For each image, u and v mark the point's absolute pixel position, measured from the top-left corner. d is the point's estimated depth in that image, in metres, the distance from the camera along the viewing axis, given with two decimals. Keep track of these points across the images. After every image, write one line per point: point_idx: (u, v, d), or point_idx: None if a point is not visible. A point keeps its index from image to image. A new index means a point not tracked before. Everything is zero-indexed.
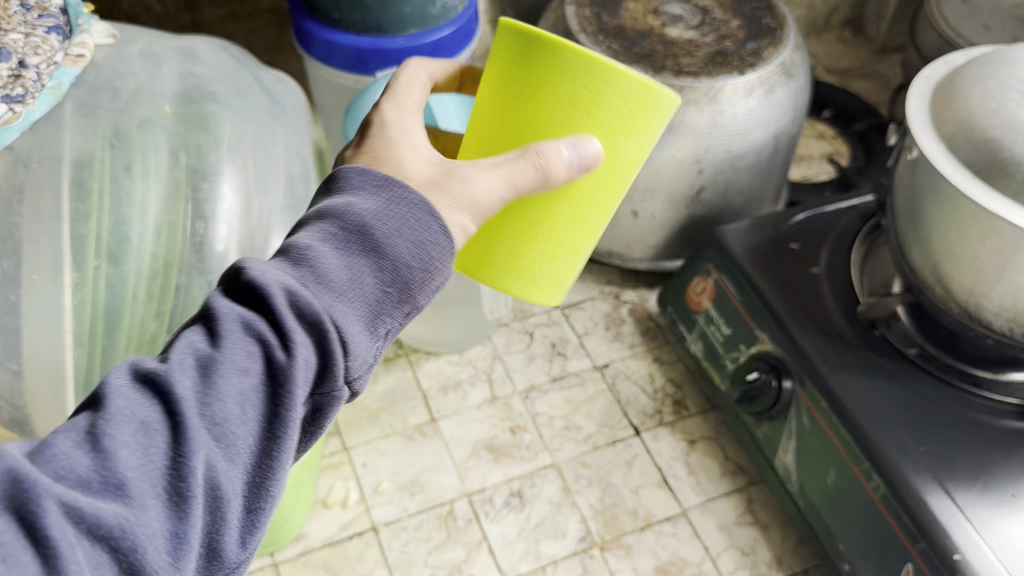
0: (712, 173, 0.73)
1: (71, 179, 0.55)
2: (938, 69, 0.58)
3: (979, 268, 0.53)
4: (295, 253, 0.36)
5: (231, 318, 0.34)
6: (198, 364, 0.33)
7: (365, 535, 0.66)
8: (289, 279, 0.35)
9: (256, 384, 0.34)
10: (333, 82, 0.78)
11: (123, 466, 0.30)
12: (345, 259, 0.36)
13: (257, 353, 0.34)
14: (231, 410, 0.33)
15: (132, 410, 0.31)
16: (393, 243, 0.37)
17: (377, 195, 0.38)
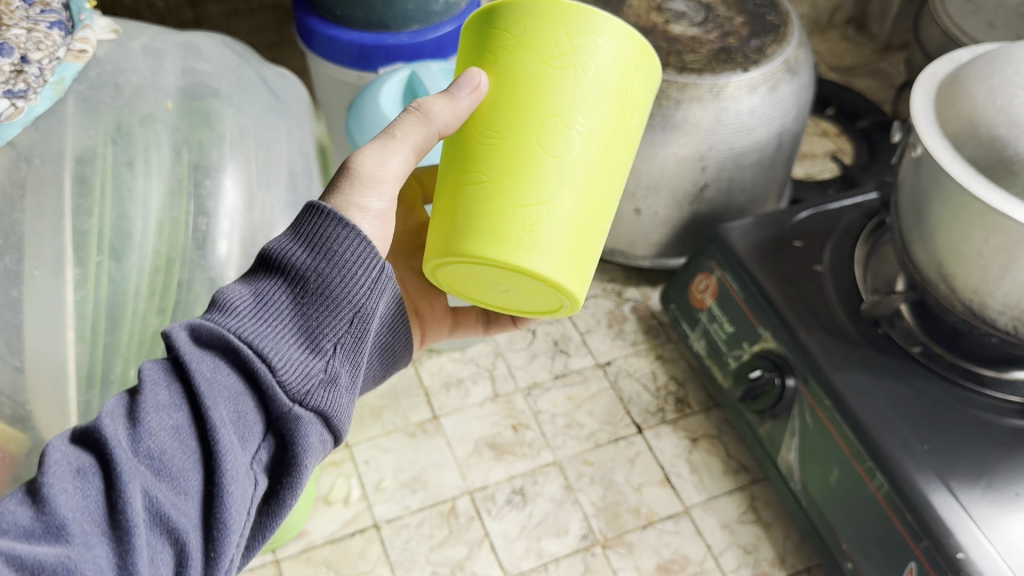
0: (715, 170, 0.73)
1: (73, 175, 0.54)
2: (942, 66, 0.58)
3: (984, 266, 0.53)
4: (215, 298, 0.39)
5: (152, 369, 0.37)
6: (126, 413, 0.36)
7: (367, 532, 0.66)
8: (202, 320, 0.38)
9: (187, 418, 0.36)
10: (335, 79, 0.78)
11: (60, 511, 0.32)
12: (267, 292, 0.40)
13: (181, 391, 0.37)
14: (163, 443, 0.35)
15: (67, 461, 0.34)
16: (306, 264, 0.40)
17: (290, 236, 0.41)
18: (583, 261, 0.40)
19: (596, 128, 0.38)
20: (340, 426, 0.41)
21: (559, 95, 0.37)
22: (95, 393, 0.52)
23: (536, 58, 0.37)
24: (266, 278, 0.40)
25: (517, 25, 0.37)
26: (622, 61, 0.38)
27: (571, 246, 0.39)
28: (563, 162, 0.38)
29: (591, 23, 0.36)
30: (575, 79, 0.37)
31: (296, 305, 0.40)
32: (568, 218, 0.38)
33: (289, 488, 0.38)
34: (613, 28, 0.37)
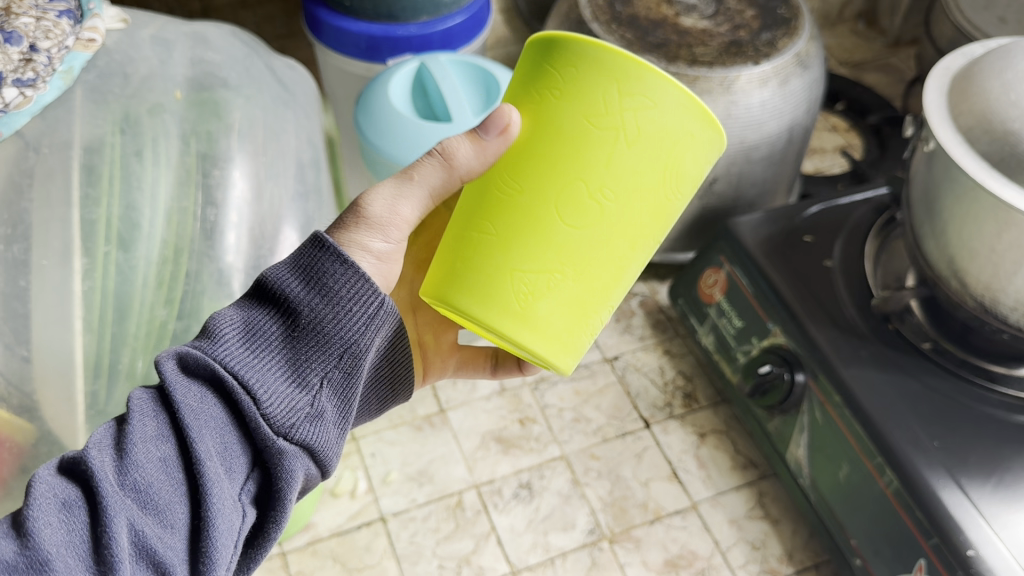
0: (726, 164, 0.72)
1: (81, 165, 0.54)
2: (956, 61, 0.57)
3: (996, 262, 0.52)
4: (206, 325, 0.39)
5: (141, 399, 0.37)
6: (113, 443, 0.35)
7: (373, 525, 0.66)
8: (187, 347, 0.38)
9: (174, 448, 0.36)
10: (344, 70, 0.77)
11: (43, 545, 0.32)
12: (256, 322, 0.40)
13: (169, 422, 0.36)
14: (148, 474, 0.35)
15: (53, 492, 0.33)
16: (302, 295, 0.40)
17: (286, 265, 0.40)
18: (570, 340, 0.39)
19: (625, 205, 0.35)
20: (327, 461, 0.41)
21: (593, 158, 0.34)
22: (101, 383, 0.52)
23: (579, 112, 0.34)
24: (261, 308, 0.40)
25: (576, 70, 0.34)
26: (678, 136, 0.34)
27: (560, 322, 0.38)
28: (582, 237, 0.36)
29: (647, 89, 0.33)
30: (614, 146, 0.34)
31: (289, 339, 0.40)
32: (568, 297, 0.37)
33: (274, 522, 0.39)
34: (673, 98, 0.33)
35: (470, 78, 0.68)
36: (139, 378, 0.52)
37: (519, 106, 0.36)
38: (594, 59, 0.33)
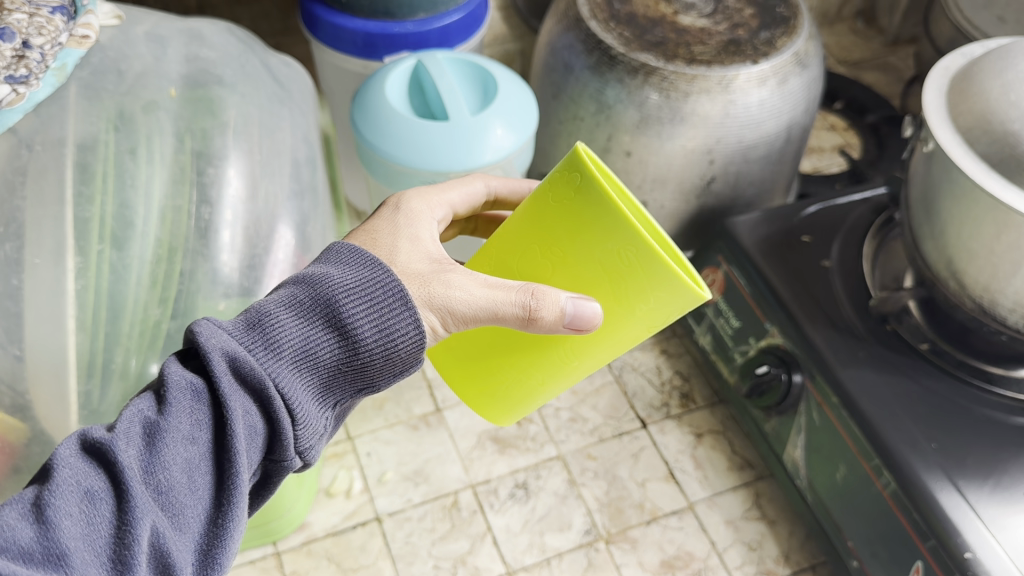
0: (724, 163, 0.72)
1: (74, 162, 0.54)
2: (955, 61, 0.57)
3: (995, 263, 0.52)
4: (264, 328, 0.40)
5: (181, 388, 0.37)
6: (144, 434, 0.36)
7: (369, 525, 0.65)
8: (239, 350, 0.38)
9: (201, 453, 0.37)
10: (340, 67, 0.77)
11: (65, 536, 0.31)
12: (312, 340, 0.41)
13: (202, 422, 0.37)
14: (176, 477, 0.35)
15: (77, 479, 0.33)
16: (362, 328, 0.41)
17: (356, 290, 0.41)
18: None
19: None
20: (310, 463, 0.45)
21: (632, 343, 0.42)
22: (94, 383, 0.51)
23: (644, 322, 0.40)
24: (318, 324, 0.41)
25: (648, 290, 0.37)
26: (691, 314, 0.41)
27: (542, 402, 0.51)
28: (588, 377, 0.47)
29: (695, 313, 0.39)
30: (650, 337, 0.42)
31: (332, 364, 0.42)
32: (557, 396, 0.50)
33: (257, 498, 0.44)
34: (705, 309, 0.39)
35: (467, 76, 0.67)
36: (133, 378, 0.51)
37: (597, 289, 0.39)
38: (682, 297, 0.37)
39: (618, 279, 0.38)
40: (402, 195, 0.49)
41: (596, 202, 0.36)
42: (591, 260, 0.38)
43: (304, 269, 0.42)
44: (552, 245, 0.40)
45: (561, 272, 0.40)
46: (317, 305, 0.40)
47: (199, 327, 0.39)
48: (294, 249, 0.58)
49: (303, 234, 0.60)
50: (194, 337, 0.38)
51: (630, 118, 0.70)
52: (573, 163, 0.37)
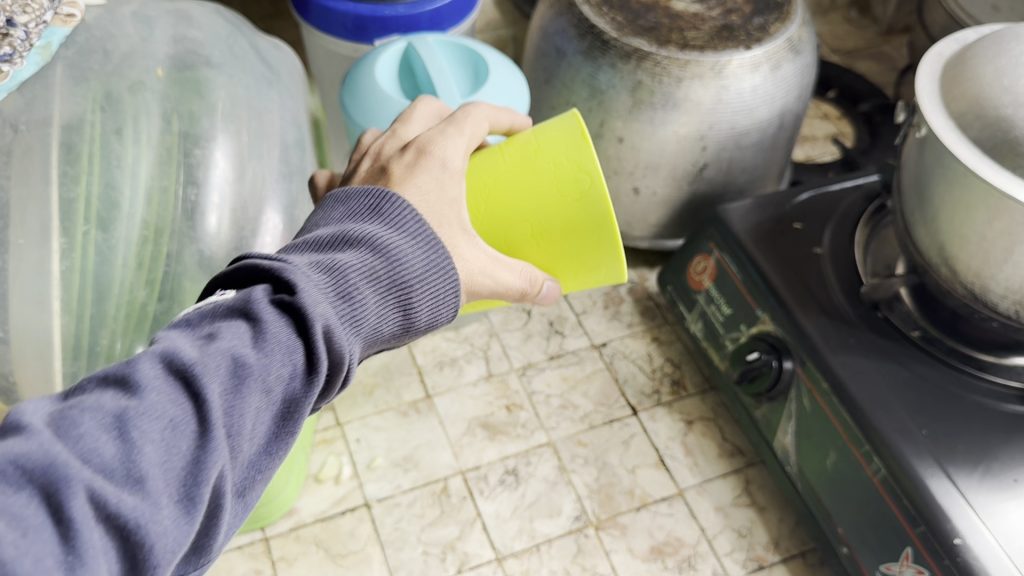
0: (716, 150, 0.72)
1: (60, 142, 0.54)
2: (949, 47, 0.57)
3: (987, 249, 0.52)
4: (351, 302, 0.36)
5: (275, 329, 0.33)
6: (231, 367, 0.32)
7: (358, 511, 0.65)
8: (332, 320, 0.35)
9: (272, 402, 0.33)
10: (330, 51, 0.76)
11: (146, 461, 0.28)
12: (382, 318, 0.38)
13: (284, 373, 0.34)
14: (246, 423, 0.32)
15: (161, 402, 0.30)
16: (421, 311, 0.39)
17: (427, 270, 0.39)
18: None
19: None
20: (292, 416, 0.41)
21: None
22: (80, 364, 0.50)
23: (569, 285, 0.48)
24: (390, 303, 0.38)
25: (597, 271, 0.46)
26: None
27: None
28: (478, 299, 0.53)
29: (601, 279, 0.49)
30: None
31: (380, 340, 0.39)
32: None
33: None
34: None
35: (458, 59, 0.67)
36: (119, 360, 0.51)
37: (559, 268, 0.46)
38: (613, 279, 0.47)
39: (579, 260, 0.46)
40: (437, 146, 0.44)
41: (599, 206, 0.43)
42: (564, 246, 0.45)
43: (375, 227, 0.39)
44: (535, 224, 0.45)
45: (531, 246, 0.46)
46: (393, 282, 0.38)
47: (298, 281, 0.34)
48: (283, 232, 0.57)
49: (291, 217, 0.59)
50: (295, 291, 0.34)
51: (622, 103, 0.70)
52: (588, 167, 0.43)
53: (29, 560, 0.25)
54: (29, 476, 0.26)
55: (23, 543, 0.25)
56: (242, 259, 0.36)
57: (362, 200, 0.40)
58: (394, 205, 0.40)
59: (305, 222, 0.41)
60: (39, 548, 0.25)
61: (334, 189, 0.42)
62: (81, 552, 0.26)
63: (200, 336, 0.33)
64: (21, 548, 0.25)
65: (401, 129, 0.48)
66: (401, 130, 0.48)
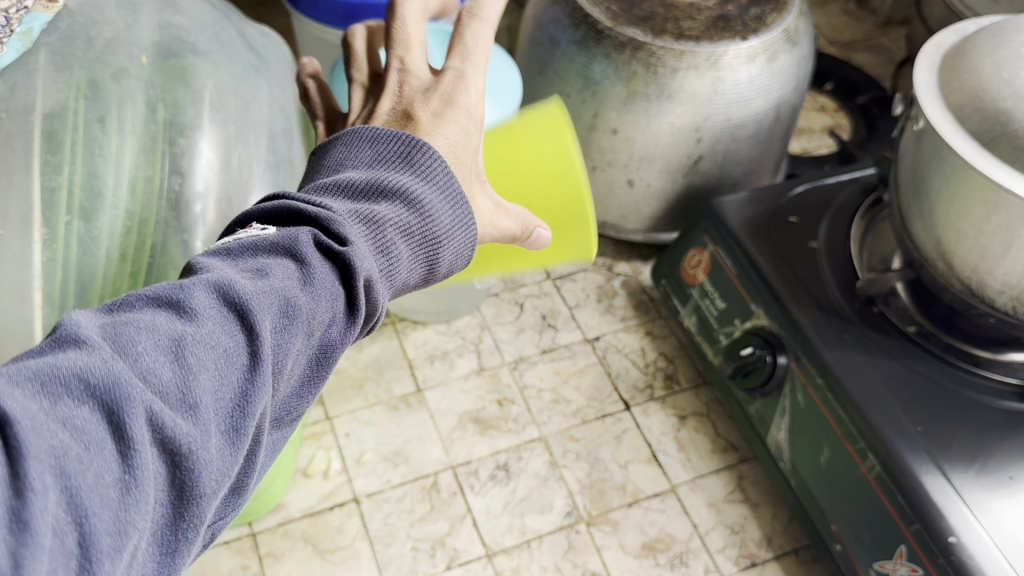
0: (712, 142, 0.71)
1: (42, 131, 0.52)
2: (948, 38, 0.56)
3: (984, 244, 0.51)
4: (387, 255, 0.35)
5: (322, 271, 0.32)
6: (283, 301, 0.30)
7: (346, 506, 0.64)
8: (373, 273, 0.34)
9: (310, 343, 0.32)
10: (320, 39, 0.75)
11: (201, 389, 0.26)
12: (411, 273, 0.37)
13: (327, 314, 0.32)
14: (291, 360, 0.30)
15: (216, 330, 0.28)
16: (443, 265, 0.38)
17: (455, 227, 0.38)
18: None
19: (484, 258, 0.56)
20: None
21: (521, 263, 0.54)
22: None
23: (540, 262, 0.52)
24: (419, 257, 0.37)
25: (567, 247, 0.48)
26: None
27: None
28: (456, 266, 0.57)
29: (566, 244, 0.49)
30: None
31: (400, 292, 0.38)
32: None
33: None
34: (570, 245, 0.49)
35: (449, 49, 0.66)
36: None
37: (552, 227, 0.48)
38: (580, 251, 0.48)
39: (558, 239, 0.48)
40: (462, 94, 0.42)
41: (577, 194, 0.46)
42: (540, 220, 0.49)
43: (407, 175, 0.37)
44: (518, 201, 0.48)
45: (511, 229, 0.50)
46: (424, 236, 0.36)
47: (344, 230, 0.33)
48: None
49: None
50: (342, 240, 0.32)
51: (616, 94, 0.69)
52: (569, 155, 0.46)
53: (88, 476, 0.23)
54: (91, 391, 0.24)
55: (85, 458, 0.23)
56: (279, 198, 0.34)
57: (393, 146, 0.38)
58: (426, 153, 0.38)
59: (328, 159, 0.38)
60: (97, 465, 0.23)
61: (357, 128, 0.39)
62: (138, 474, 0.24)
63: (249, 268, 0.30)
64: (80, 463, 0.23)
65: (410, 61, 0.44)
66: (410, 59, 0.44)
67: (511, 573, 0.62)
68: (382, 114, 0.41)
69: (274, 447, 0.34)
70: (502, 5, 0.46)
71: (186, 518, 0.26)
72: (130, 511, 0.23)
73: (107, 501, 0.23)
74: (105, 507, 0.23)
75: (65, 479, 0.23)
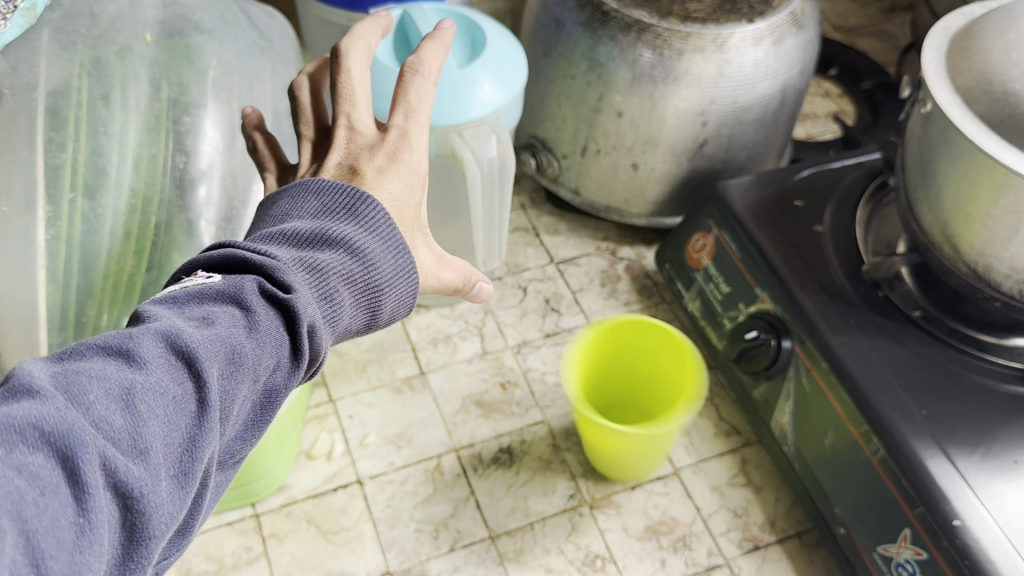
0: (717, 126, 0.71)
1: (45, 108, 0.52)
2: (956, 21, 0.55)
3: (991, 227, 0.51)
4: (333, 301, 0.36)
5: (267, 317, 0.32)
6: (230, 350, 0.31)
7: (350, 488, 0.64)
8: (318, 318, 0.34)
9: (255, 389, 0.33)
10: (324, 20, 0.75)
11: (150, 433, 0.27)
12: (353, 321, 0.37)
13: (272, 360, 0.33)
14: (237, 406, 0.31)
15: (164, 379, 0.28)
16: (386, 312, 0.39)
17: (396, 274, 0.38)
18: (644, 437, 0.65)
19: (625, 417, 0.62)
20: None
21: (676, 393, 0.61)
22: (67, 336, 0.50)
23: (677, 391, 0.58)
24: (364, 302, 0.38)
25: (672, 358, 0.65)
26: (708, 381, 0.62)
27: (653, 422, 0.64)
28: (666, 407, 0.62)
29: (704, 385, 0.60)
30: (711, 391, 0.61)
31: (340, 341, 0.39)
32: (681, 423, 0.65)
33: None
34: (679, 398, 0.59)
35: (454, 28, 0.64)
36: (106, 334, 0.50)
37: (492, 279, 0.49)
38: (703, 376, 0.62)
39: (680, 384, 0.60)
40: (407, 152, 0.42)
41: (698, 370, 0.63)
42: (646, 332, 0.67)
43: (348, 223, 0.38)
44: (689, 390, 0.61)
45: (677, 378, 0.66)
46: (367, 285, 0.37)
47: (290, 280, 0.33)
48: None
49: None
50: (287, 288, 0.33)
51: (622, 76, 0.68)
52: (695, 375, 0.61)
53: (43, 520, 0.24)
54: (45, 439, 0.25)
55: (40, 501, 0.24)
56: (225, 247, 0.34)
57: (337, 197, 0.38)
58: (368, 201, 0.38)
59: (274, 209, 0.38)
60: (53, 509, 0.24)
61: (304, 178, 0.39)
62: (93, 516, 0.25)
63: (195, 318, 0.31)
64: (36, 507, 0.24)
65: (352, 116, 0.43)
66: (352, 114, 0.43)
67: (514, 555, 0.62)
68: (330, 170, 0.41)
69: (218, 488, 0.34)
70: (437, 60, 0.46)
71: (137, 559, 0.27)
72: (84, 553, 0.24)
73: (63, 542, 0.24)
74: (61, 549, 0.24)
75: (22, 522, 0.23)
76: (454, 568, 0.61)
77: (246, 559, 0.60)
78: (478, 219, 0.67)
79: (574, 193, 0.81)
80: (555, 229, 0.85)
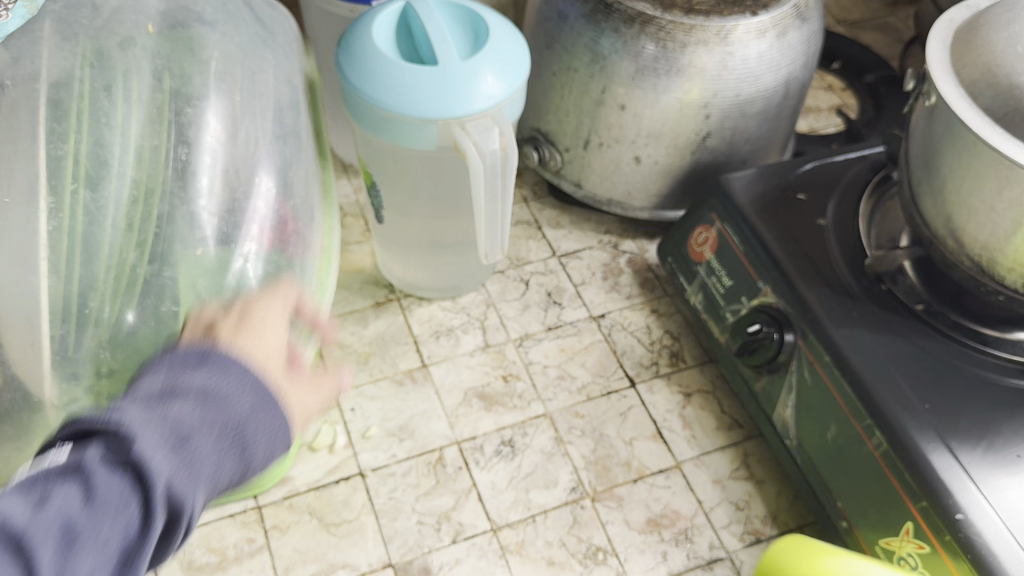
0: (720, 118, 0.70)
1: (47, 99, 0.53)
2: (961, 12, 0.55)
3: (997, 221, 0.51)
4: (187, 478, 0.42)
5: (112, 486, 0.39)
6: (66, 528, 0.37)
7: (352, 480, 0.64)
8: (169, 476, 0.40)
9: (119, 548, 0.39)
10: (327, 11, 0.75)
11: None
12: (223, 459, 0.44)
13: (122, 528, 0.39)
14: (93, 558, 0.38)
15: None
16: (254, 452, 0.45)
17: (244, 422, 0.45)
18: None
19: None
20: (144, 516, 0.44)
21: None
22: (69, 329, 0.49)
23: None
24: (218, 451, 0.44)
25: None
26: None
27: None
28: None
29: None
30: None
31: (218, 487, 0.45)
32: None
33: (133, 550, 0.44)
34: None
35: (456, 19, 0.64)
36: (108, 327, 0.50)
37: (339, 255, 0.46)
38: None
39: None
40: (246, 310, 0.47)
41: None
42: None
43: (197, 391, 0.44)
44: None
45: None
46: (228, 430, 0.44)
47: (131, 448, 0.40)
48: (275, 197, 0.58)
49: (285, 181, 0.59)
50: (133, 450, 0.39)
51: (624, 69, 0.68)
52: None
53: None
54: None
55: None
56: (73, 423, 0.40)
57: (192, 356, 0.46)
58: (217, 363, 0.46)
59: (134, 384, 0.44)
60: None
61: (160, 358, 0.45)
62: None
63: (34, 498, 0.38)
64: None
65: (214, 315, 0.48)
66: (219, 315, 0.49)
67: (516, 547, 0.62)
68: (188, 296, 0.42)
69: None
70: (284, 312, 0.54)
71: None
72: None
73: None
74: None
75: None
76: (455, 560, 0.61)
77: (248, 552, 0.60)
78: (479, 213, 0.67)
79: (576, 185, 0.81)
80: (557, 222, 0.84)
